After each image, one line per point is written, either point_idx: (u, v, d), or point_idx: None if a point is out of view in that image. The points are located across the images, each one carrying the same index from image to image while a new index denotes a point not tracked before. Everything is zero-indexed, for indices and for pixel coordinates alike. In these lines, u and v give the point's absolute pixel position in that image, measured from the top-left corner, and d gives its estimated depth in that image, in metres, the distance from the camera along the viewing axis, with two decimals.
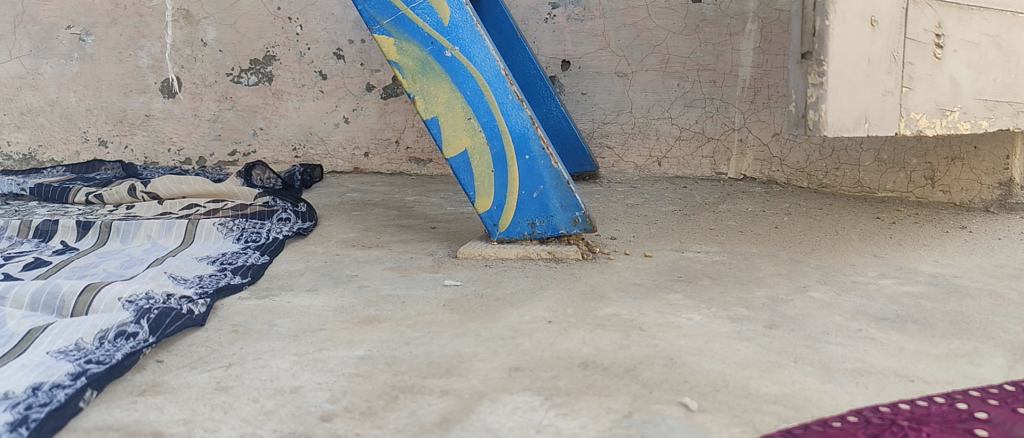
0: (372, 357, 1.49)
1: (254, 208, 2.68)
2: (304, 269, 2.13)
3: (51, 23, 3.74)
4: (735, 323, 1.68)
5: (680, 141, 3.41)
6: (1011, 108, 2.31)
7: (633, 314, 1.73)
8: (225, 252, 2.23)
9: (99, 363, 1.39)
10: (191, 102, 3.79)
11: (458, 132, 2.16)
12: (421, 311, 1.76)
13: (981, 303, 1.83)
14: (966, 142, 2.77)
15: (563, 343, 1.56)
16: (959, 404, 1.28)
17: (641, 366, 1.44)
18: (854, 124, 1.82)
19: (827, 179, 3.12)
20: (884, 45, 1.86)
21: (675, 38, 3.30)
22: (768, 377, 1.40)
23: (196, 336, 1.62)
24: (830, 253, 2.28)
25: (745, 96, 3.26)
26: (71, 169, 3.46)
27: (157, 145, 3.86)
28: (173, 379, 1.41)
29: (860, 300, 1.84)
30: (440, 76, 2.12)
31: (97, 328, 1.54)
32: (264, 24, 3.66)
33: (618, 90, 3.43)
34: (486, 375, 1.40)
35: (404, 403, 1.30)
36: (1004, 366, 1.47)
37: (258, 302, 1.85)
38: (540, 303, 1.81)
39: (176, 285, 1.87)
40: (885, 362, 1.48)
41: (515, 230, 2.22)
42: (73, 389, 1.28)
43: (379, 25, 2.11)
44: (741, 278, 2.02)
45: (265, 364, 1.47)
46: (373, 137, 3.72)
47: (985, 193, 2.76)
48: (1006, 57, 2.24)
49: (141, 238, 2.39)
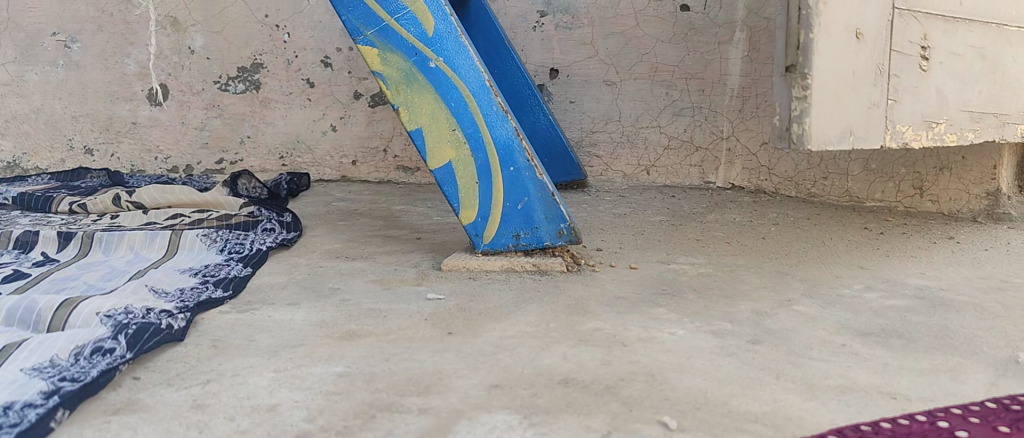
0: (351, 375, 1.47)
1: (238, 218, 2.66)
2: (287, 282, 2.12)
3: (37, 29, 3.71)
4: (718, 338, 1.67)
5: (669, 150, 3.40)
6: (996, 120, 2.30)
7: (616, 329, 1.72)
8: (208, 264, 2.22)
9: (73, 381, 1.37)
10: (179, 109, 3.77)
11: (442, 143, 2.14)
12: (403, 325, 1.75)
13: (967, 317, 1.82)
14: (954, 152, 2.78)
15: (544, 359, 1.54)
16: (940, 422, 1.27)
17: (621, 383, 1.43)
18: (839, 137, 1.81)
19: (815, 189, 3.12)
20: (869, 57, 1.85)
21: (664, 47, 3.30)
22: (749, 394, 1.39)
23: (175, 352, 1.60)
24: (817, 265, 2.27)
25: (733, 105, 3.25)
26: (56, 177, 3.44)
27: (144, 153, 3.84)
28: (150, 397, 1.39)
29: (845, 314, 1.84)
30: (424, 87, 2.11)
31: (73, 344, 1.52)
32: (251, 32, 3.64)
33: (607, 99, 3.43)
34: (465, 393, 1.39)
35: (381, 422, 1.29)
36: (987, 382, 1.46)
37: (238, 316, 1.83)
38: (524, 317, 1.80)
39: (157, 299, 1.85)
40: (867, 379, 1.47)
41: (499, 242, 2.21)
42: (45, 408, 1.27)
43: (363, 35, 2.10)
44: (726, 291, 2.01)
45: (243, 381, 1.46)
46: (361, 145, 3.70)
47: (973, 203, 2.77)
48: (992, 69, 2.24)
49: (124, 249, 2.37)
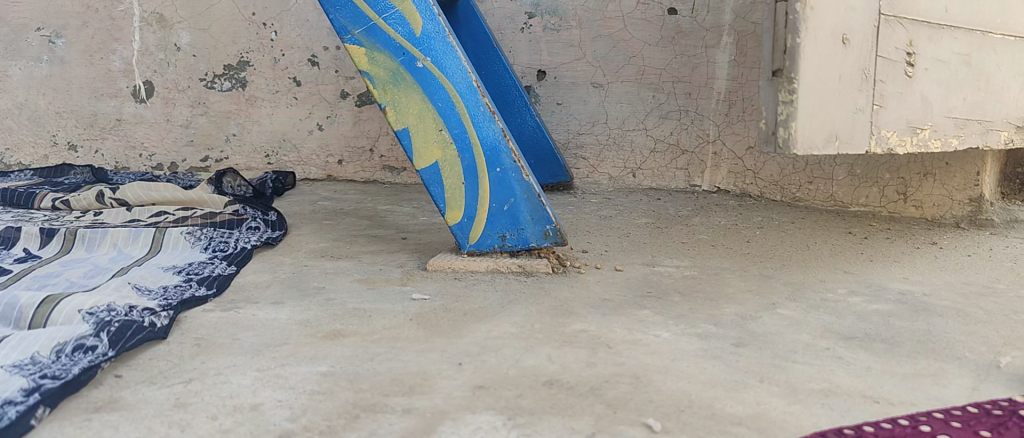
0: (335, 374, 1.47)
1: (223, 216, 2.65)
2: (271, 281, 2.11)
3: (21, 24, 3.69)
4: (703, 340, 1.68)
5: (655, 153, 3.40)
6: (980, 127, 2.32)
7: (601, 331, 1.72)
8: (192, 262, 2.21)
9: (54, 379, 1.36)
10: (164, 106, 3.76)
11: (429, 143, 2.14)
12: (388, 325, 1.75)
13: (949, 322, 1.84)
14: (938, 158, 2.82)
15: (529, 360, 1.54)
16: (922, 426, 1.28)
17: (606, 384, 1.43)
18: (824, 142, 1.81)
19: (801, 193, 3.13)
20: (855, 62, 1.86)
21: (652, 50, 3.30)
22: (733, 397, 1.39)
23: (158, 350, 1.59)
24: (801, 269, 2.28)
25: (719, 108, 3.26)
26: (40, 173, 3.42)
27: (128, 150, 3.82)
28: (132, 395, 1.38)
29: (829, 318, 1.85)
30: (411, 87, 2.11)
31: (54, 341, 1.51)
32: (238, 30, 3.63)
33: (594, 101, 3.43)
34: (450, 394, 1.39)
35: (365, 422, 1.28)
36: (969, 386, 1.47)
37: (223, 314, 1.83)
38: (509, 318, 1.80)
39: (139, 297, 1.84)
40: (850, 383, 1.47)
41: (486, 242, 2.21)
42: (25, 406, 1.26)
43: (351, 34, 2.09)
44: (711, 294, 2.02)
45: (226, 380, 1.45)
46: (348, 145, 3.69)
47: (956, 209, 2.81)
48: (976, 76, 2.25)
49: (108, 246, 2.36)
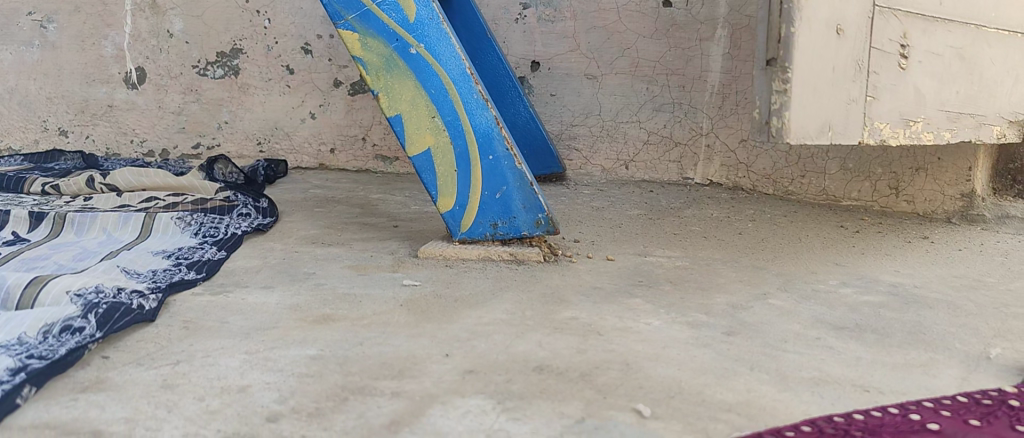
0: (324, 357, 1.46)
1: (214, 203, 2.64)
2: (261, 266, 2.10)
3: (13, 9, 3.70)
4: (694, 329, 1.67)
5: (649, 145, 3.39)
6: (973, 121, 2.32)
7: (592, 318, 1.72)
8: (182, 247, 2.19)
9: (41, 359, 1.35)
10: (156, 93, 3.74)
11: (422, 130, 2.13)
12: (378, 310, 1.74)
13: (940, 314, 1.83)
14: (930, 153, 2.82)
15: (519, 346, 1.54)
16: (912, 415, 1.28)
17: (596, 370, 1.43)
18: (818, 132, 1.81)
19: (793, 187, 3.13)
20: (849, 53, 1.86)
21: (646, 42, 3.29)
22: (723, 384, 1.39)
23: (147, 332, 1.59)
24: (793, 261, 2.28)
25: (713, 101, 3.25)
26: (30, 158, 3.40)
27: (119, 136, 3.81)
28: (119, 375, 1.38)
29: (820, 309, 1.84)
30: (404, 73, 2.10)
31: (41, 322, 1.50)
32: (232, 17, 3.61)
33: (588, 93, 3.43)
34: (438, 378, 1.38)
35: (353, 405, 1.27)
36: (958, 377, 1.47)
37: (212, 297, 1.82)
38: (500, 305, 1.79)
39: (128, 280, 1.83)
40: (841, 372, 1.47)
41: (477, 230, 2.20)
42: (11, 385, 1.25)
43: (344, 20, 2.09)
44: (702, 284, 2.02)
45: (214, 362, 1.44)
46: (340, 134, 3.67)
47: (948, 204, 2.82)
48: (970, 70, 2.25)
49: (97, 230, 2.35)
